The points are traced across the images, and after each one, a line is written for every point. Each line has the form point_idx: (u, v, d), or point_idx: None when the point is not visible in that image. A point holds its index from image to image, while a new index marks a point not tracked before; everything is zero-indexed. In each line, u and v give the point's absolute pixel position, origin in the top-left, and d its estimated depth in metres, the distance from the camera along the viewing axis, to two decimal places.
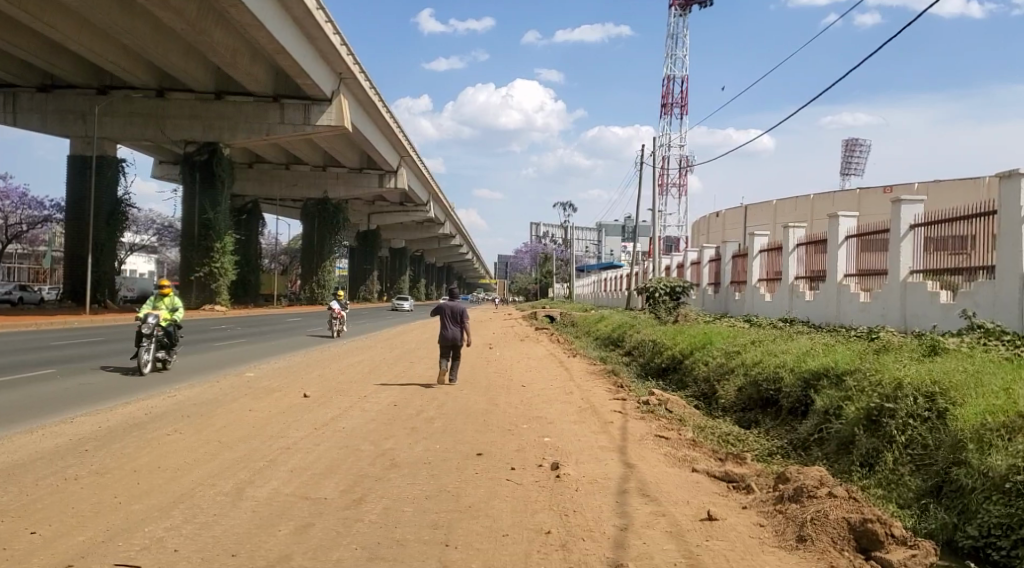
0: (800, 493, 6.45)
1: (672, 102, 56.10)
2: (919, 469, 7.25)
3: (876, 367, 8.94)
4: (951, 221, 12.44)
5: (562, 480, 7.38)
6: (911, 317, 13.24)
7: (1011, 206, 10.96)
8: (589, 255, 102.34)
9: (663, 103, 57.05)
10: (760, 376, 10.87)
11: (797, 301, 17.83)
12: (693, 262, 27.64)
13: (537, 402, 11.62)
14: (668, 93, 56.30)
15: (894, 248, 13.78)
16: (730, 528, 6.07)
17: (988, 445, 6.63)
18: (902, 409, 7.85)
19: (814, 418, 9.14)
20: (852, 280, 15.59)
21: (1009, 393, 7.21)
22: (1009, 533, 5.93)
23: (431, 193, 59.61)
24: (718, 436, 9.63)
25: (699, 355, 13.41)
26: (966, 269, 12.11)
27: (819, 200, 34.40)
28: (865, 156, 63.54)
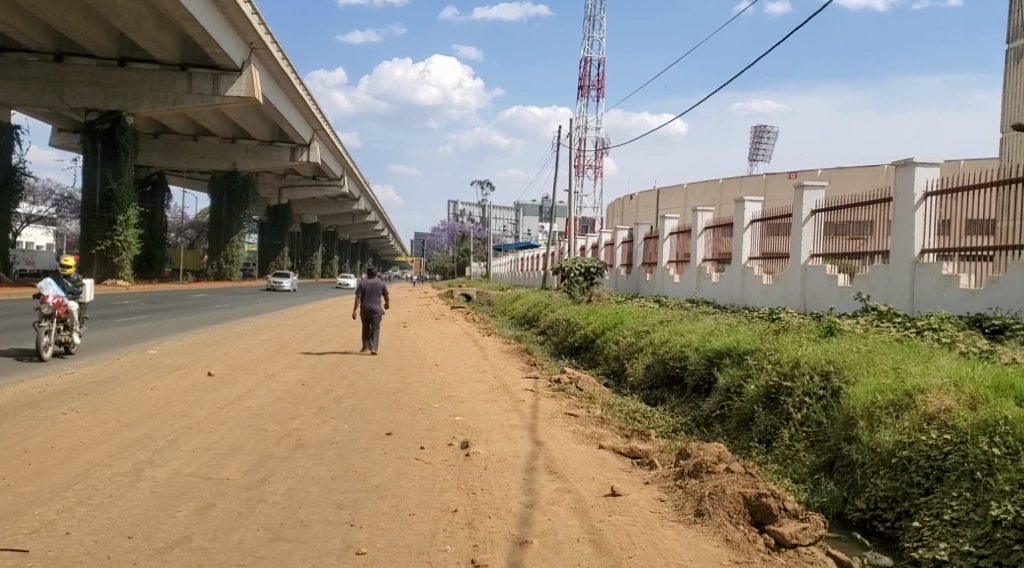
0: (700, 468, 6.64)
1: (589, 84, 56.31)
2: (814, 445, 7.58)
3: (776, 347, 9.27)
4: (848, 208, 12.98)
5: (471, 458, 7.42)
6: (810, 298, 13.75)
7: (905, 194, 11.43)
8: (505, 234, 102.78)
9: (580, 84, 57.15)
10: (667, 355, 11.12)
11: (705, 283, 18.27)
12: (606, 243, 28.04)
13: (450, 381, 11.61)
14: (585, 74, 56.45)
15: (796, 232, 14.29)
16: (632, 503, 6.21)
17: (877, 422, 6.99)
18: (800, 388, 8.19)
19: (717, 395, 9.42)
20: (756, 262, 16.09)
21: (898, 373, 7.56)
22: (893, 506, 6.31)
23: (346, 167, 58.67)
24: (626, 413, 9.84)
25: (609, 334, 13.63)
26: (863, 253, 12.63)
27: (727, 185, 35.40)
28: (773, 143, 65.48)
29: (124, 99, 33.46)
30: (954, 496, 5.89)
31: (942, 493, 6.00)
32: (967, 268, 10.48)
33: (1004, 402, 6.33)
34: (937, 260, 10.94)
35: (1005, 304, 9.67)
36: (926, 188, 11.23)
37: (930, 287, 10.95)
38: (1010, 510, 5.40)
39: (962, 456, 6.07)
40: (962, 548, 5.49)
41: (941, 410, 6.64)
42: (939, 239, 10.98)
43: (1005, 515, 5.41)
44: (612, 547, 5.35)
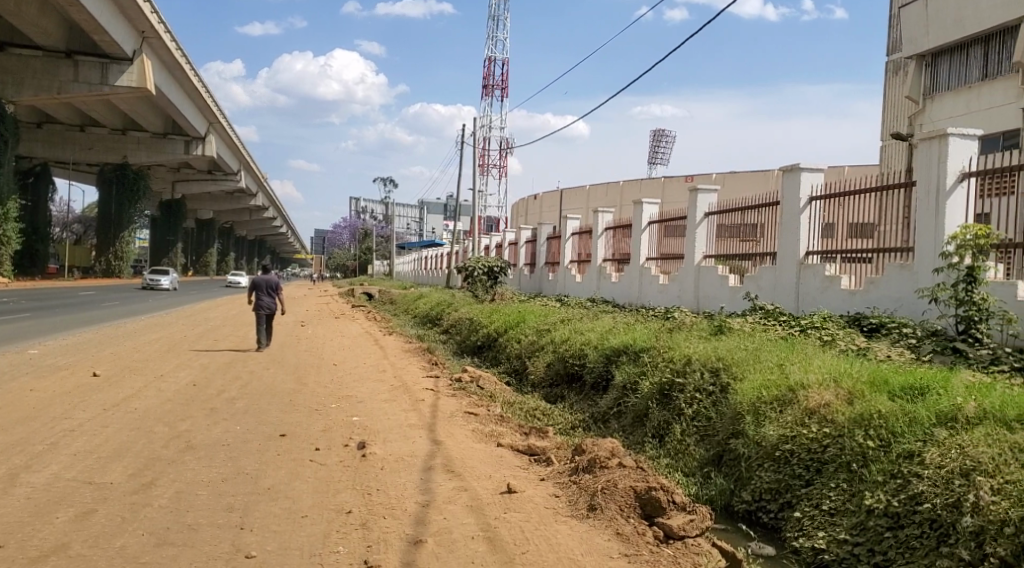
0: (593, 464, 6.77)
1: (493, 84, 56.50)
2: (703, 439, 7.83)
3: (669, 345, 9.52)
4: (740, 210, 13.48)
5: (368, 458, 7.35)
6: (704, 298, 14.20)
7: (792, 197, 11.93)
8: (410, 233, 102.16)
9: (484, 84, 57.30)
10: (566, 353, 11.28)
11: (604, 282, 18.63)
12: (510, 242, 28.27)
13: (348, 381, 11.45)
14: (490, 74, 56.65)
15: (691, 233, 14.74)
16: (527, 500, 6.28)
17: (762, 416, 7.28)
18: (691, 384, 8.45)
19: (613, 392, 9.60)
20: (653, 263, 16.50)
21: (782, 369, 7.89)
22: (776, 497, 6.59)
23: (244, 162, 57.13)
24: (525, 411, 9.93)
25: (512, 333, 13.72)
26: (754, 255, 13.11)
27: (627, 187, 36.21)
28: (671, 147, 67.31)
29: (4, 85, 31.67)
30: (833, 487, 6.19)
31: (821, 484, 6.30)
32: (849, 269, 11.01)
33: (878, 396, 6.67)
34: (821, 262, 11.44)
35: (882, 304, 10.19)
36: (810, 193, 11.74)
37: (814, 287, 11.45)
38: (883, 500, 5.73)
39: (839, 448, 6.39)
40: (839, 536, 5.80)
41: (821, 404, 6.95)
42: (823, 242, 11.49)
43: (878, 504, 5.74)
44: (506, 543, 5.40)
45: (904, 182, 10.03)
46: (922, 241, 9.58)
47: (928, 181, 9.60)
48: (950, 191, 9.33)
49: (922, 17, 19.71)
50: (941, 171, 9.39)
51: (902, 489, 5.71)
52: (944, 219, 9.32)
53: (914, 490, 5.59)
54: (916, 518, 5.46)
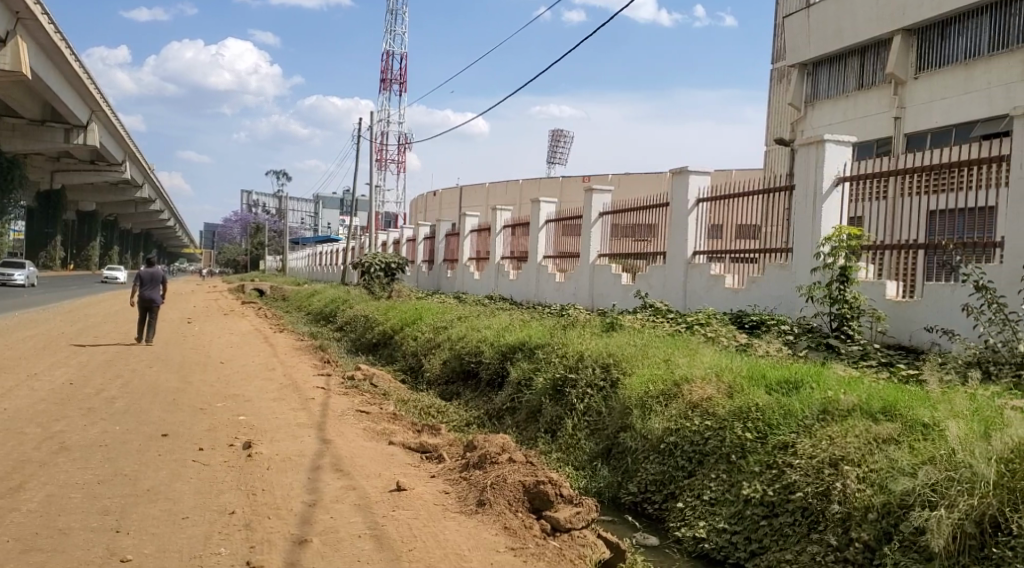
0: (484, 460, 6.82)
1: (391, 78, 55.89)
2: (594, 432, 8.00)
3: (563, 341, 9.66)
4: (633, 210, 13.81)
5: (253, 458, 7.17)
6: (598, 297, 14.47)
7: (682, 198, 12.30)
8: (307, 228, 100.10)
9: (382, 78, 56.63)
10: (462, 350, 11.29)
11: (503, 279, 18.75)
12: (408, 239, 28.07)
13: (236, 379, 11.15)
14: (388, 68, 56.06)
15: (586, 233, 15.00)
16: (416, 498, 6.26)
17: (649, 410, 7.50)
18: (583, 379, 8.62)
19: (508, 388, 9.68)
20: (550, 261, 16.71)
21: (669, 364, 8.12)
22: (660, 489, 6.80)
23: (130, 152, 54.74)
24: (419, 409, 9.88)
25: (408, 330, 13.64)
26: (646, 254, 13.44)
27: (526, 185, 36.54)
28: (570, 147, 68.28)
29: None
30: (713, 478, 6.43)
31: (703, 475, 6.54)
32: (733, 269, 11.43)
33: (756, 390, 6.95)
34: (707, 261, 11.84)
35: (763, 302, 10.63)
36: (698, 195, 12.14)
37: (701, 286, 11.85)
38: (759, 490, 5.99)
39: (720, 440, 6.63)
40: (718, 526, 6.04)
41: (703, 398, 7.19)
42: (709, 242, 11.90)
43: (755, 493, 6.00)
44: (393, 541, 5.37)
45: (786, 186, 10.48)
46: (801, 242, 10.03)
47: (806, 186, 10.06)
48: (826, 194, 9.80)
49: (804, 27, 20.61)
50: (818, 176, 9.86)
51: (776, 479, 5.98)
52: (820, 221, 9.79)
53: (788, 480, 5.86)
54: (790, 505, 5.72)
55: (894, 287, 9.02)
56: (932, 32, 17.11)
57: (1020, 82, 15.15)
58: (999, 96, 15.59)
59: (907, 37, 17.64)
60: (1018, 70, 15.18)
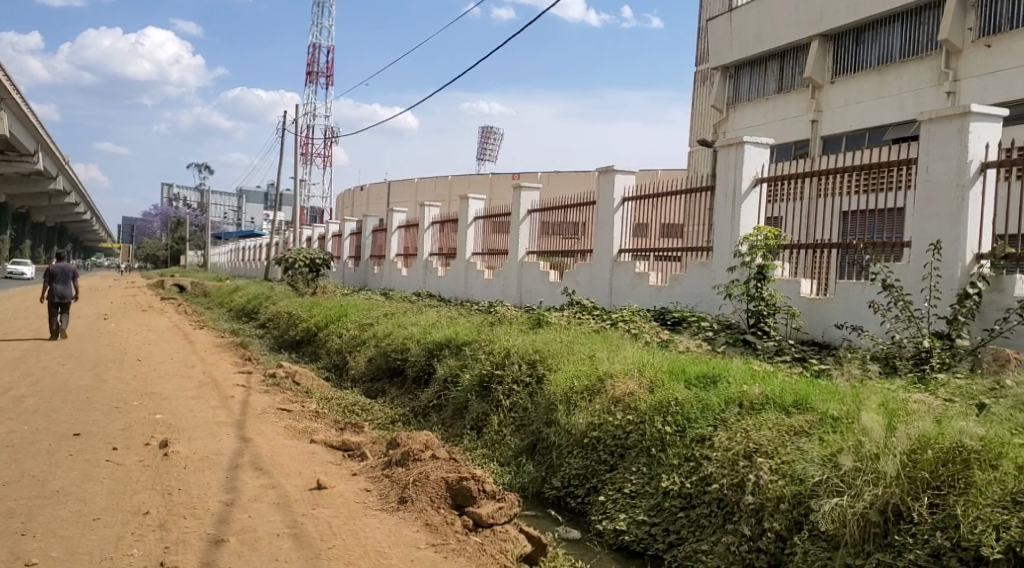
0: (406, 457, 6.77)
1: (318, 71, 55.07)
2: (519, 428, 8.05)
3: (490, 337, 9.69)
4: (561, 209, 13.93)
5: (169, 458, 7.00)
6: (526, 294, 14.57)
7: (608, 196, 12.46)
8: (231, 223, 97.90)
9: (309, 71, 55.72)
10: (388, 347, 11.21)
11: (431, 276, 18.69)
12: (334, 234, 27.71)
13: (153, 377, 10.84)
14: (315, 61, 55.20)
15: (514, 230, 15.07)
16: (337, 495, 6.21)
17: (573, 405, 7.58)
18: (509, 376, 8.66)
19: (434, 386, 9.66)
20: (478, 258, 16.73)
21: (594, 359, 8.21)
22: (583, 483, 6.88)
23: (42, 141, 52.60)
24: (343, 407, 9.78)
25: (333, 327, 13.48)
26: (574, 252, 13.58)
27: (456, 182, 36.51)
28: (500, 144, 68.44)
29: None
30: (634, 471, 6.55)
31: (624, 469, 6.65)
32: (657, 267, 11.64)
33: (676, 385, 7.09)
34: (633, 259, 12.03)
35: (685, 300, 10.86)
36: (624, 194, 12.32)
37: (626, 283, 12.04)
38: (677, 482, 6.13)
39: (640, 434, 6.76)
40: (638, 518, 6.15)
41: (626, 393, 7.30)
42: (634, 240, 12.10)
43: (673, 486, 6.14)
44: (312, 539, 5.32)
45: (707, 186, 10.73)
46: (721, 241, 10.28)
47: (726, 186, 10.32)
48: (744, 195, 10.06)
49: (727, 31, 21.09)
50: (737, 177, 10.11)
51: (694, 471, 6.13)
52: (739, 221, 10.05)
53: (704, 472, 6.02)
54: (706, 497, 5.88)
55: (809, 286, 9.33)
56: (847, 38, 17.74)
57: (929, 88, 15.79)
58: (910, 101, 16.22)
59: (825, 42, 18.22)
60: (927, 76, 15.83)
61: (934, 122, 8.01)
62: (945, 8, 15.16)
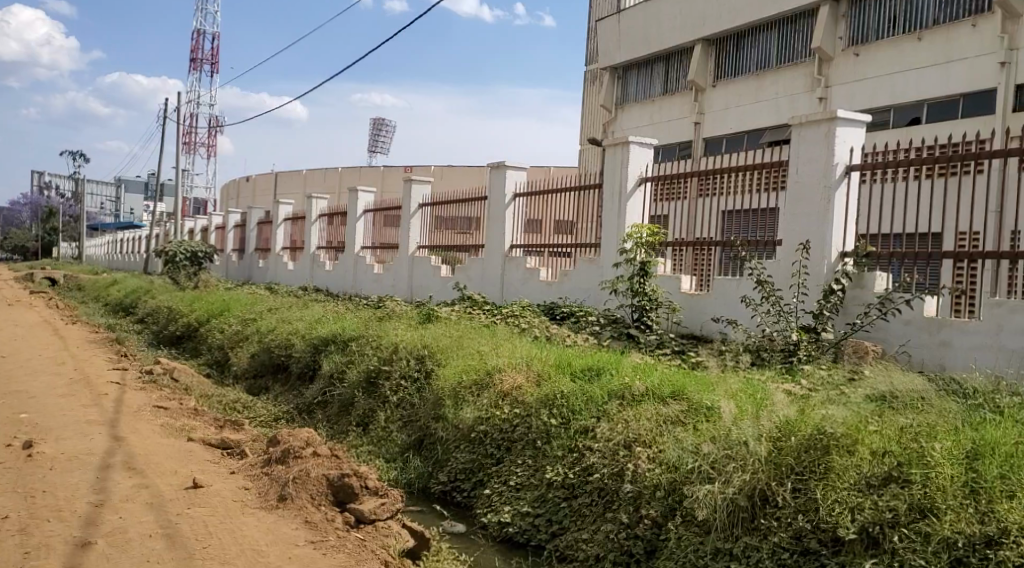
0: (287, 454, 6.63)
1: (201, 58, 53.11)
2: (406, 424, 8.03)
3: (377, 332, 9.62)
4: (453, 203, 13.95)
5: (34, 459, 6.64)
6: (416, 288, 14.55)
7: (498, 191, 12.56)
8: (109, 213, 93.40)
9: (192, 57, 53.68)
10: (272, 343, 10.97)
11: (319, 270, 18.40)
12: (218, 227, 26.86)
13: (18, 375, 10.25)
14: (198, 46, 53.26)
15: (404, 224, 15.00)
16: (214, 494, 6.04)
17: (461, 400, 7.62)
18: (397, 371, 8.63)
19: (320, 382, 9.52)
20: (367, 252, 16.59)
21: (481, 353, 8.26)
22: (469, 477, 6.94)
23: None
24: (224, 404, 9.52)
25: (215, 322, 13.08)
26: (464, 246, 13.63)
27: (346, 174, 36.05)
28: (391, 136, 67.91)
29: None
30: (519, 464, 6.64)
31: (510, 461, 6.74)
32: (545, 262, 11.82)
33: (562, 378, 7.21)
34: (523, 255, 12.18)
35: (573, 295, 11.07)
36: (514, 190, 12.44)
37: (516, 279, 12.18)
38: (561, 473, 6.25)
39: (526, 427, 6.86)
40: (522, 510, 6.23)
41: (513, 387, 7.38)
42: (525, 235, 12.25)
43: (557, 477, 6.26)
44: (186, 539, 5.16)
45: (596, 184, 10.96)
46: (608, 238, 10.53)
47: (614, 184, 10.58)
48: (630, 193, 10.33)
49: (616, 32, 21.53)
50: (624, 175, 10.38)
51: (577, 462, 6.27)
52: (625, 218, 10.31)
53: (587, 462, 6.16)
54: (588, 487, 6.02)
55: (689, 282, 9.69)
56: (728, 42, 18.43)
57: (804, 93, 16.56)
58: (786, 105, 16.96)
59: (711, 46, 18.85)
60: (803, 82, 16.60)
61: (805, 127, 8.42)
62: (820, 17, 15.94)
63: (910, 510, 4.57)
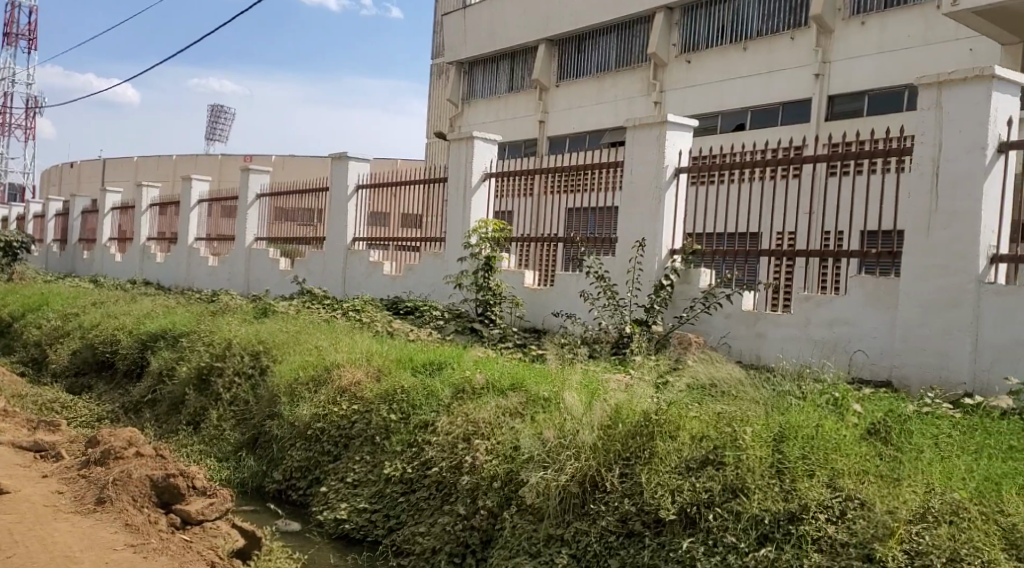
0: (107, 455, 6.29)
1: (18, 33, 49.11)
2: (239, 423, 7.79)
3: (209, 328, 9.26)
4: (293, 195, 13.61)
5: None
6: (254, 282, 14.15)
7: (341, 183, 12.38)
8: None
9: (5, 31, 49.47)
10: (96, 339, 10.34)
11: (149, 262, 17.50)
12: (36, 215, 24.96)
13: None
14: (13, 20, 49.18)
15: (241, 215, 14.51)
16: (22, 500, 5.65)
17: (298, 397, 7.48)
18: (230, 368, 8.34)
19: (147, 380, 9.07)
20: (202, 244, 15.95)
21: (319, 348, 8.12)
22: (306, 475, 6.83)
23: None
24: (39, 405, 8.89)
25: (31, 318, 12.17)
26: (305, 239, 13.37)
27: (181, 162, 34.44)
28: (230, 124, 65.37)
29: None
30: (357, 460, 6.59)
31: (347, 458, 6.68)
32: (388, 256, 11.79)
33: (402, 372, 7.21)
34: (366, 248, 12.10)
35: (418, 289, 11.08)
36: (357, 182, 12.30)
37: (360, 273, 12.08)
38: (399, 468, 6.26)
39: (365, 423, 6.81)
40: (359, 506, 6.19)
41: (352, 383, 7.31)
42: (367, 229, 12.14)
43: (395, 472, 6.26)
44: None
45: (441, 179, 11.01)
46: (452, 232, 10.64)
47: (458, 179, 10.68)
48: (474, 188, 10.46)
49: (463, 28, 21.64)
50: (469, 171, 10.49)
51: (415, 456, 6.29)
52: (469, 213, 10.44)
53: (425, 457, 6.20)
54: (426, 481, 6.06)
55: (531, 277, 9.94)
56: (572, 44, 18.92)
57: (642, 96, 17.25)
58: (625, 108, 17.60)
59: (555, 47, 19.32)
60: (641, 86, 17.28)
61: (639, 130, 8.80)
62: (655, 23, 16.66)
63: (724, 491, 4.83)
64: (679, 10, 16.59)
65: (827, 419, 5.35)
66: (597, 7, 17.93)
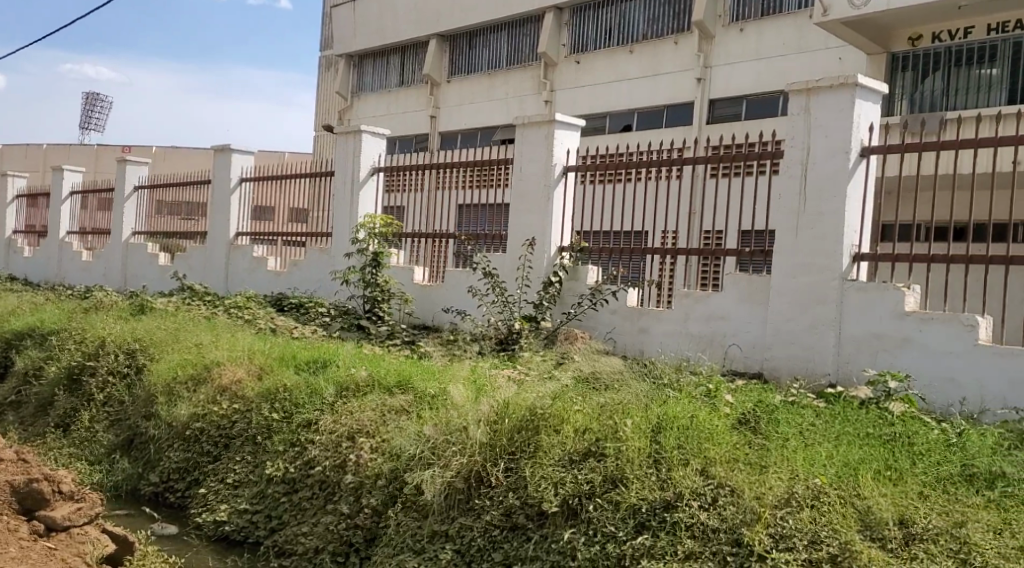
0: None
1: None
2: (113, 424, 7.48)
3: (81, 325, 8.85)
4: (174, 187, 13.13)
5: None
6: (130, 277, 13.60)
7: (224, 175, 12.03)
8: None
9: None
10: None
11: (15, 257, 16.56)
12: None
13: None
14: None
15: (117, 208, 13.91)
16: None
17: (175, 396, 7.23)
18: (103, 368, 7.98)
19: (12, 381, 8.59)
20: (74, 238, 15.20)
21: (199, 346, 7.87)
22: (184, 477, 6.62)
23: None
24: None
25: None
26: (185, 234, 12.93)
27: (53, 152, 32.69)
28: (108, 113, 62.49)
29: None
30: (238, 460, 6.43)
31: (227, 459, 6.50)
32: (273, 251, 11.55)
33: (285, 371, 7.07)
34: (251, 243, 11.81)
35: (303, 285, 10.88)
36: (240, 175, 11.97)
37: (243, 268, 11.78)
38: (282, 468, 6.14)
39: (246, 423, 6.65)
40: (239, 507, 6.05)
41: (232, 381, 7.12)
42: (252, 223, 11.85)
43: (277, 472, 6.14)
44: None
45: (329, 172, 10.85)
46: (340, 228, 10.50)
47: (346, 174, 10.55)
48: (363, 183, 10.36)
49: (355, 20, 21.32)
50: (357, 165, 10.38)
51: (299, 456, 6.18)
52: (357, 208, 10.33)
53: (308, 456, 6.10)
54: (309, 480, 5.97)
55: (421, 274, 9.92)
56: (464, 40, 18.92)
57: (533, 94, 17.42)
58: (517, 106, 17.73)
59: (449, 43, 19.27)
60: (532, 84, 17.45)
61: (527, 128, 8.89)
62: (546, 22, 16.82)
63: (604, 482, 4.96)
64: (569, 10, 16.81)
65: (701, 411, 5.56)
66: (490, 4, 18.00)
